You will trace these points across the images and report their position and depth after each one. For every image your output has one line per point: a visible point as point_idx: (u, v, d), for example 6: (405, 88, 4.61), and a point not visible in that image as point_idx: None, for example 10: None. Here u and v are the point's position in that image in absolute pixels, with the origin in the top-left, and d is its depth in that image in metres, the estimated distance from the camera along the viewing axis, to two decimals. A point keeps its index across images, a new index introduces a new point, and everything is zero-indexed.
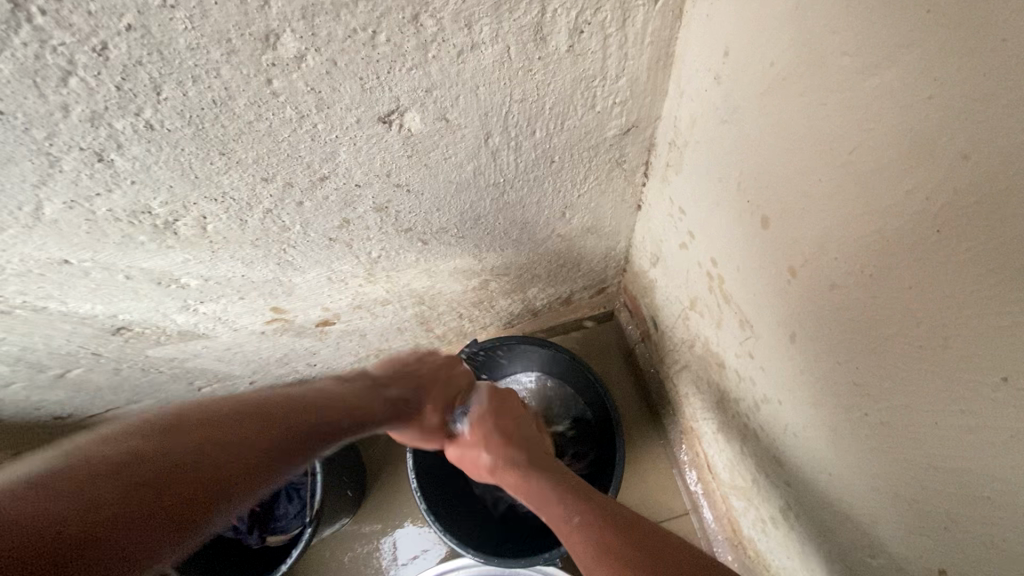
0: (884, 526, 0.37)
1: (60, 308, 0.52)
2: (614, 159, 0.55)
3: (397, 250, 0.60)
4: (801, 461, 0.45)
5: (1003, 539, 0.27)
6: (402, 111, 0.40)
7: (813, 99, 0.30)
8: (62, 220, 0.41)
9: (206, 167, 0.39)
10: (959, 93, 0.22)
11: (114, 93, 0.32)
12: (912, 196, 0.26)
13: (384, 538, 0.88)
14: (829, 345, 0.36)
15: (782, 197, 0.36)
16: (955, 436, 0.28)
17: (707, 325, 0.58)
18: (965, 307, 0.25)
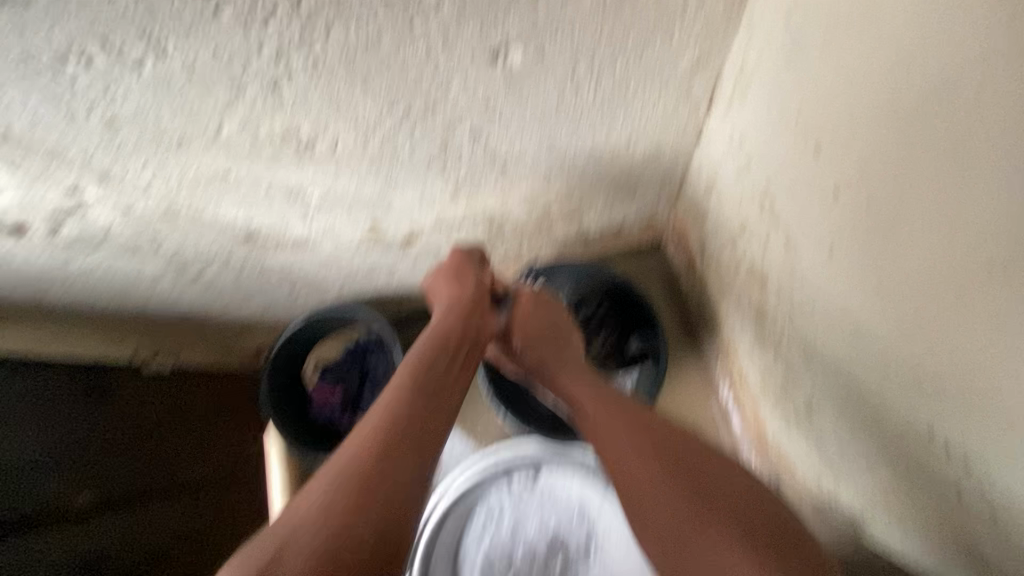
0: (893, 395, 0.46)
1: (212, 215, 0.64)
2: (681, 92, 0.61)
3: (480, 174, 0.69)
4: (827, 358, 0.54)
5: (992, 373, 0.36)
6: (508, 47, 0.47)
7: (895, 17, 0.37)
8: (233, 138, 0.50)
9: (349, 94, 0.48)
10: (1015, 1, 0.29)
11: (299, 30, 0.40)
12: (965, 95, 0.33)
13: None
14: (868, 244, 0.44)
15: (847, 112, 0.43)
16: (966, 299, 0.36)
17: (754, 247, 0.65)
18: (988, 185, 0.33)
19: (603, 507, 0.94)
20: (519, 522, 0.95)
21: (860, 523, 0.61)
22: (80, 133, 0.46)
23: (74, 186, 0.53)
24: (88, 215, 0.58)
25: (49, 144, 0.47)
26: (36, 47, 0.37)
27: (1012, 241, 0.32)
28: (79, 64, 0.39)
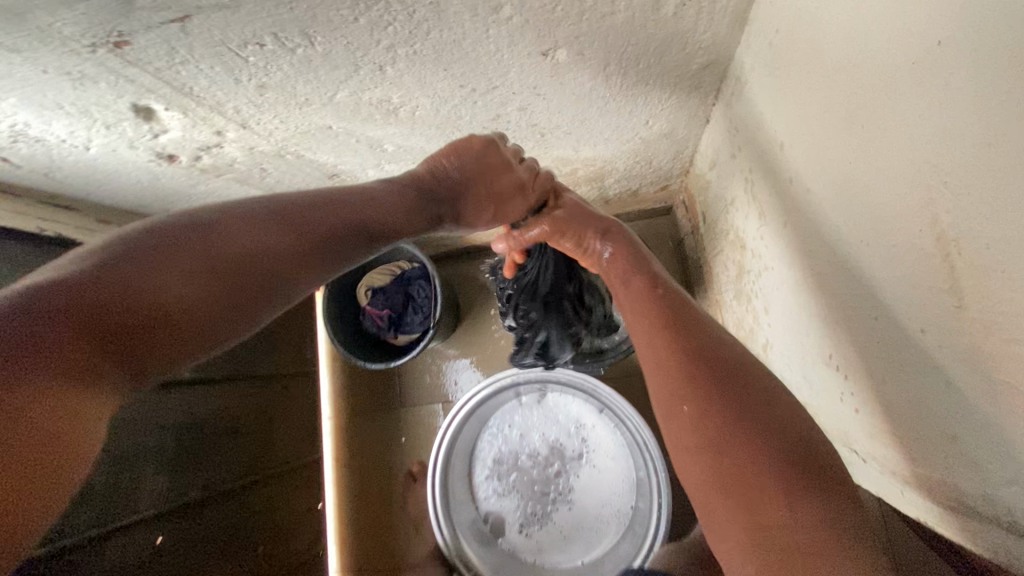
0: (809, 337, 0.63)
1: (310, 156, 0.81)
2: (693, 85, 0.75)
3: (523, 139, 0.84)
4: (779, 306, 0.71)
5: (846, 327, 0.53)
6: (556, 50, 0.62)
7: (813, 75, 0.51)
8: (343, 102, 0.67)
9: (433, 76, 0.64)
10: (858, 87, 0.44)
11: (407, 34, 0.56)
12: (837, 143, 0.49)
13: (458, 359, 1.35)
14: (800, 229, 0.60)
15: (792, 131, 0.58)
16: (837, 278, 0.53)
17: (740, 216, 0.81)
18: (845, 206, 0.49)
19: (596, 427, 1.13)
20: (526, 433, 1.16)
21: None
22: (237, 93, 0.63)
23: (220, 130, 0.70)
24: (223, 151, 0.75)
25: (214, 100, 0.64)
26: (231, 37, 0.54)
27: (851, 243, 0.49)
28: (253, 48, 0.56)
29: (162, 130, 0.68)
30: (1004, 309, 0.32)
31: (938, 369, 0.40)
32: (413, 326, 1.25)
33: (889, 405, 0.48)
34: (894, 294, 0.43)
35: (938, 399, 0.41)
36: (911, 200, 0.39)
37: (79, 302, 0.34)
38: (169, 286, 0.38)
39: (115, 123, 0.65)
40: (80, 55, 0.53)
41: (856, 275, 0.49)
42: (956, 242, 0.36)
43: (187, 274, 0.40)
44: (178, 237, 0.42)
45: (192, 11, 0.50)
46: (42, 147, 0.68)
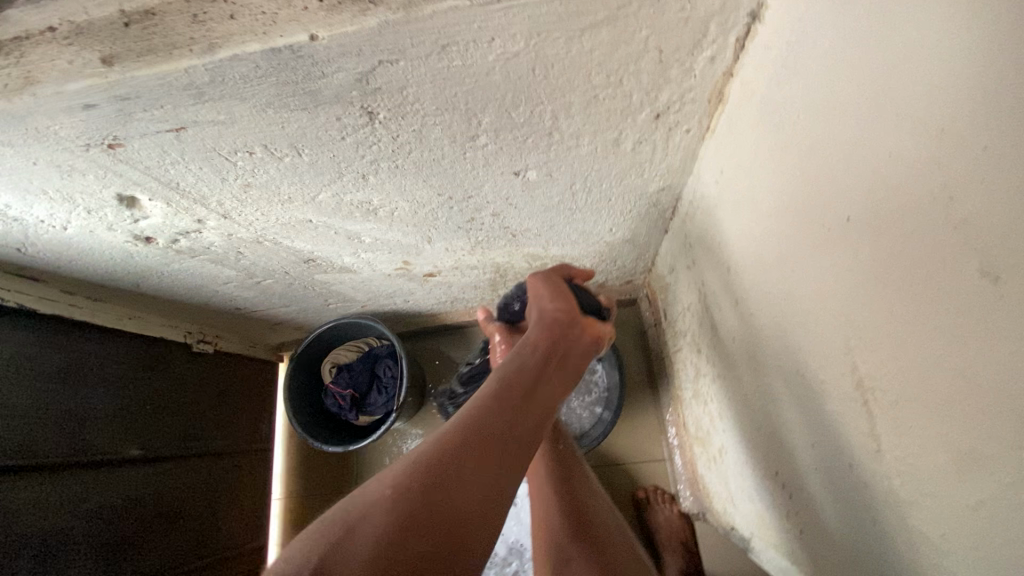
0: (758, 452, 0.65)
1: (287, 244, 0.83)
2: (652, 203, 0.82)
3: (495, 238, 0.89)
4: (731, 414, 0.74)
5: (788, 448, 0.56)
6: (527, 170, 0.68)
7: (750, 215, 0.58)
8: (325, 202, 0.71)
9: (412, 185, 0.69)
10: (785, 235, 0.50)
11: (390, 152, 0.61)
12: (772, 279, 0.54)
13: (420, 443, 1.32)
14: (746, 349, 0.64)
15: (736, 258, 0.63)
16: (780, 399, 0.56)
17: (696, 323, 0.85)
18: (782, 335, 0.53)
19: None
20: None
21: (746, 544, 0.80)
22: (223, 189, 0.66)
23: (202, 218, 0.72)
24: (201, 236, 0.77)
25: (199, 194, 0.66)
26: (222, 147, 0.57)
27: (789, 371, 0.53)
28: (243, 155, 0.59)
29: (143, 217, 0.70)
30: (913, 460, 0.36)
31: (863, 504, 0.43)
32: (375, 407, 1.21)
33: (826, 533, 0.50)
34: (825, 427, 0.47)
35: (865, 534, 0.43)
36: (834, 344, 0.44)
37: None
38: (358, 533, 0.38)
39: (98, 209, 0.67)
40: (73, 153, 0.56)
41: (795, 403, 0.53)
42: (872, 390, 0.39)
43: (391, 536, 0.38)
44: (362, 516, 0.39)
45: (188, 124, 0.53)
46: (18, 226, 0.69)
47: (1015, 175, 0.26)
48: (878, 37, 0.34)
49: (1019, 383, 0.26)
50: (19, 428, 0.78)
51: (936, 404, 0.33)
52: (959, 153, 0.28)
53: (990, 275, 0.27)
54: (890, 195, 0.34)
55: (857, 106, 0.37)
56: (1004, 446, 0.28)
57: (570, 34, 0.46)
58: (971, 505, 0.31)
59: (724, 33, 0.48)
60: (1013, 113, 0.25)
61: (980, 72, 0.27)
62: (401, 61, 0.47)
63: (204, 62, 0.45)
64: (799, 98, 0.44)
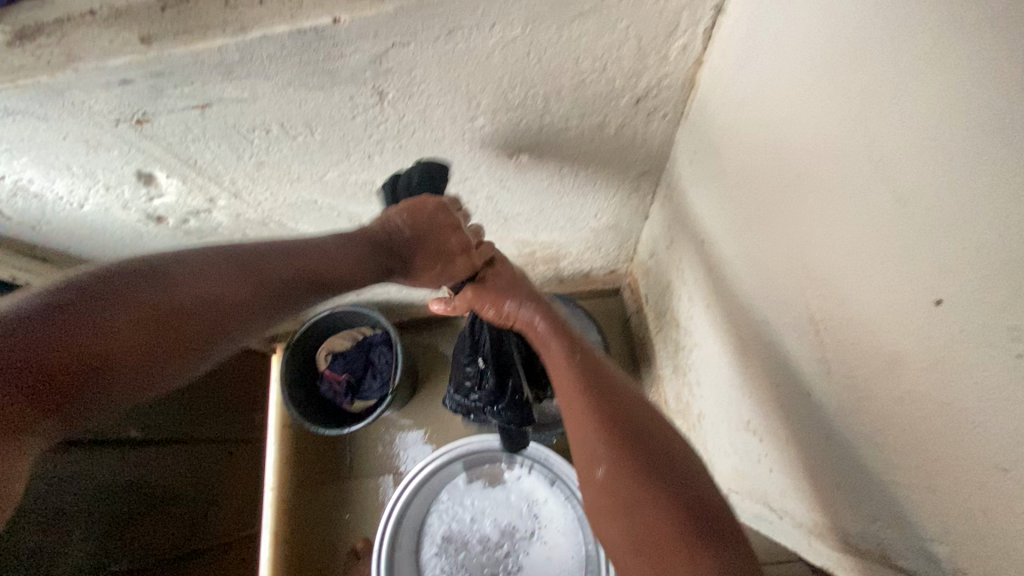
0: (733, 407, 0.72)
1: (292, 226, 0.88)
2: (634, 188, 0.89)
3: (488, 222, 0.95)
4: (708, 378, 0.81)
5: (757, 394, 0.62)
6: (520, 153, 0.75)
7: (718, 187, 0.65)
8: (332, 182, 0.76)
9: (414, 165, 0.74)
10: (747, 197, 0.57)
11: (395, 132, 0.67)
12: (739, 240, 0.61)
13: (412, 430, 1.36)
14: (720, 311, 0.71)
15: (708, 230, 0.70)
16: (748, 350, 0.63)
17: (675, 299, 0.92)
18: (748, 289, 0.60)
19: (547, 502, 1.15)
20: (476, 511, 1.17)
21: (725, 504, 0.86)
22: (237, 167, 0.70)
23: (213, 198, 0.77)
24: (211, 216, 0.82)
25: (215, 172, 0.71)
26: (242, 124, 0.62)
27: (755, 321, 0.60)
28: (260, 133, 0.64)
29: (158, 195, 0.74)
30: (857, 372, 0.42)
31: (819, 426, 0.49)
32: (370, 392, 1.26)
33: (791, 463, 0.56)
34: (787, 363, 0.54)
35: (823, 452, 0.49)
36: (790, 286, 0.50)
37: (38, 335, 0.40)
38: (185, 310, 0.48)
39: (116, 186, 0.71)
40: (101, 128, 0.60)
41: (763, 351, 0.59)
42: (821, 320, 0.46)
43: (167, 296, 0.47)
44: (163, 277, 0.48)
45: (214, 101, 0.58)
46: (37, 202, 0.72)
47: (916, 116, 0.33)
48: (816, 18, 0.41)
49: (924, 284, 0.34)
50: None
51: (870, 316, 0.39)
52: (878, 106, 0.36)
53: (901, 200, 0.35)
54: (829, 147, 0.41)
55: (802, 77, 0.44)
56: (919, 339, 0.35)
57: (562, 22, 0.53)
58: (899, 397, 0.38)
59: (693, 24, 0.56)
60: (915, 68, 0.32)
61: (890, 39, 0.34)
62: (412, 44, 0.53)
63: (235, 41, 0.51)
64: (757, 75, 0.51)
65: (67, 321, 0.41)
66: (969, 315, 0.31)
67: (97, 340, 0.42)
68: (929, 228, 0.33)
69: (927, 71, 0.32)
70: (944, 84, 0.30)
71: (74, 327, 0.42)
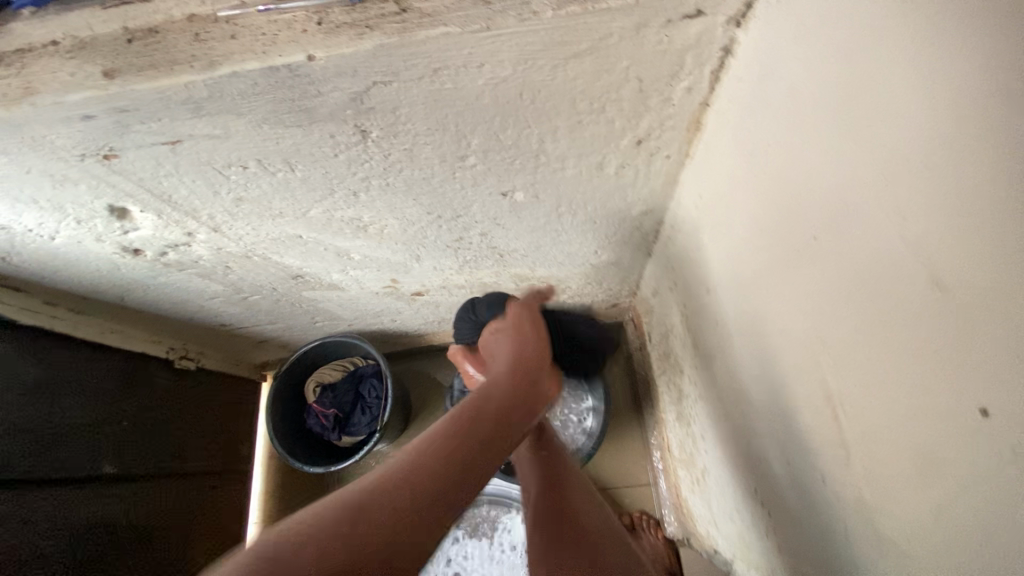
0: (739, 473, 0.66)
1: (276, 259, 0.84)
2: (635, 226, 0.84)
3: (483, 258, 0.91)
4: (713, 434, 0.75)
5: (765, 467, 0.57)
6: (514, 191, 0.71)
7: (726, 237, 0.60)
8: (315, 218, 0.72)
9: (401, 202, 0.70)
10: (756, 253, 0.52)
11: (381, 169, 0.63)
12: (746, 296, 0.56)
13: None
14: (726, 369, 0.66)
15: (714, 280, 0.65)
16: (757, 414, 0.58)
17: (678, 345, 0.87)
18: (757, 351, 0.55)
19: None
20: (464, 559, 1.11)
21: (729, 569, 0.80)
22: (214, 203, 0.67)
23: (191, 231, 0.73)
24: (190, 249, 0.78)
25: (191, 207, 0.67)
26: (216, 160, 0.59)
27: (763, 388, 0.55)
28: (236, 169, 0.61)
29: (133, 228, 0.71)
30: (880, 469, 0.37)
31: (836, 520, 0.43)
32: (358, 428, 1.20)
33: (803, 549, 0.50)
34: (798, 440, 0.48)
35: (839, 548, 0.44)
36: (803, 358, 0.45)
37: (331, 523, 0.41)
38: (410, 458, 0.48)
39: (88, 219, 0.67)
40: (67, 163, 0.57)
41: (771, 420, 0.54)
42: (840, 402, 0.41)
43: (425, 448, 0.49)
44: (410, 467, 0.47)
45: (184, 138, 0.55)
46: (6, 234, 0.69)
47: (954, 189, 0.28)
48: (837, 71, 0.37)
49: (965, 386, 0.28)
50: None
51: (896, 410, 0.34)
52: (908, 174, 0.31)
53: (939, 285, 0.30)
54: (852, 214, 0.36)
55: (820, 133, 0.39)
56: (958, 448, 0.30)
57: (557, 61, 0.49)
58: (933, 508, 0.32)
59: (700, 65, 0.52)
60: (956, 136, 0.28)
61: (926, 101, 0.30)
62: (394, 82, 0.50)
63: (203, 78, 0.47)
64: (768, 125, 0.47)
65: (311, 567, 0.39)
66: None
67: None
68: (973, 324, 0.28)
69: (972, 140, 0.27)
70: (995, 157, 0.26)
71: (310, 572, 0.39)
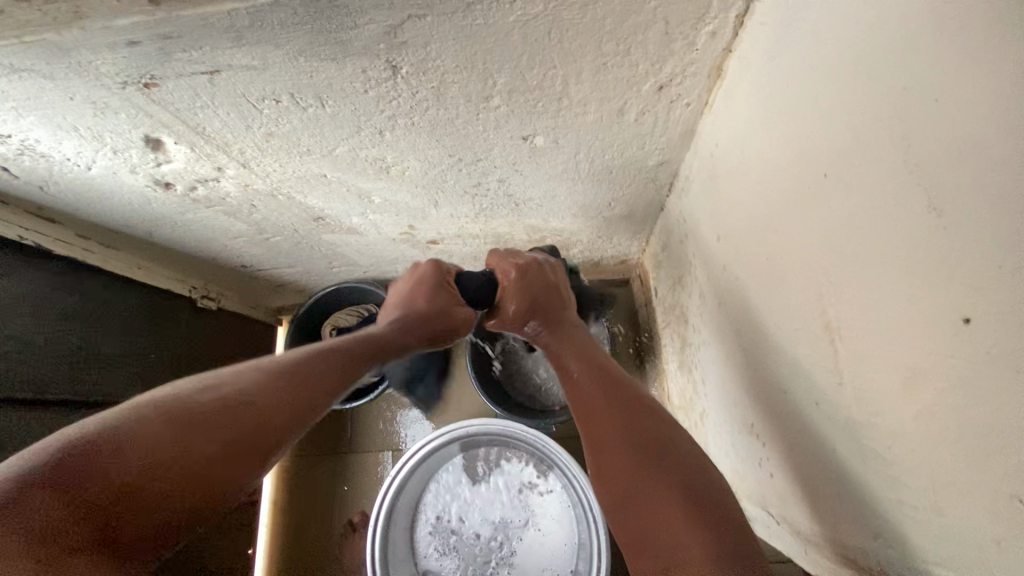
0: (738, 410, 0.71)
1: (300, 199, 0.87)
2: (649, 178, 0.87)
3: (499, 206, 0.93)
4: (715, 376, 0.79)
5: (764, 400, 0.61)
6: (535, 136, 0.73)
7: (738, 184, 0.62)
8: (342, 157, 0.75)
9: (425, 143, 0.72)
10: (766, 196, 0.55)
11: (408, 107, 0.65)
12: (754, 239, 0.59)
13: (410, 410, 1.36)
14: (731, 314, 0.69)
15: (724, 228, 0.68)
16: (758, 351, 0.61)
17: (686, 296, 0.91)
18: (761, 291, 0.58)
19: (541, 489, 1.15)
20: (470, 497, 1.17)
21: None
22: (246, 136, 0.69)
23: (221, 166, 0.75)
24: (219, 185, 0.81)
25: (223, 140, 0.70)
26: (251, 93, 0.61)
27: (766, 326, 0.58)
28: (270, 103, 0.63)
29: (167, 161, 0.73)
30: (869, 385, 0.41)
31: (827, 438, 0.48)
32: None
33: (794, 471, 0.55)
34: (796, 370, 0.52)
35: (827, 464, 0.48)
36: (804, 293, 0.49)
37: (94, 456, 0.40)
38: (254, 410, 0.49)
39: (124, 149, 0.70)
40: (110, 90, 0.59)
41: (771, 356, 0.58)
42: (836, 329, 0.44)
43: (214, 422, 0.46)
44: (194, 409, 0.46)
45: (223, 68, 0.57)
46: (45, 162, 0.72)
47: (956, 120, 0.31)
48: (854, 12, 0.39)
49: (953, 299, 0.32)
50: (41, 364, 0.83)
51: (886, 329, 0.38)
52: (917, 108, 0.33)
53: (936, 209, 0.32)
54: (859, 148, 0.39)
55: (836, 73, 0.41)
56: (941, 356, 0.33)
57: (586, 0, 0.51)
58: (914, 412, 0.36)
59: (725, 9, 0.53)
60: (967, 67, 0.30)
61: (940, 34, 0.31)
62: (428, 16, 0.51)
63: (247, 5, 0.49)
64: (786, 69, 0.49)
65: (202, 404, 0.47)
66: (1000, 339, 0.29)
67: (199, 441, 0.44)
68: (962, 241, 0.31)
69: (974, 72, 0.29)
70: (995, 86, 0.28)
71: (118, 450, 0.41)
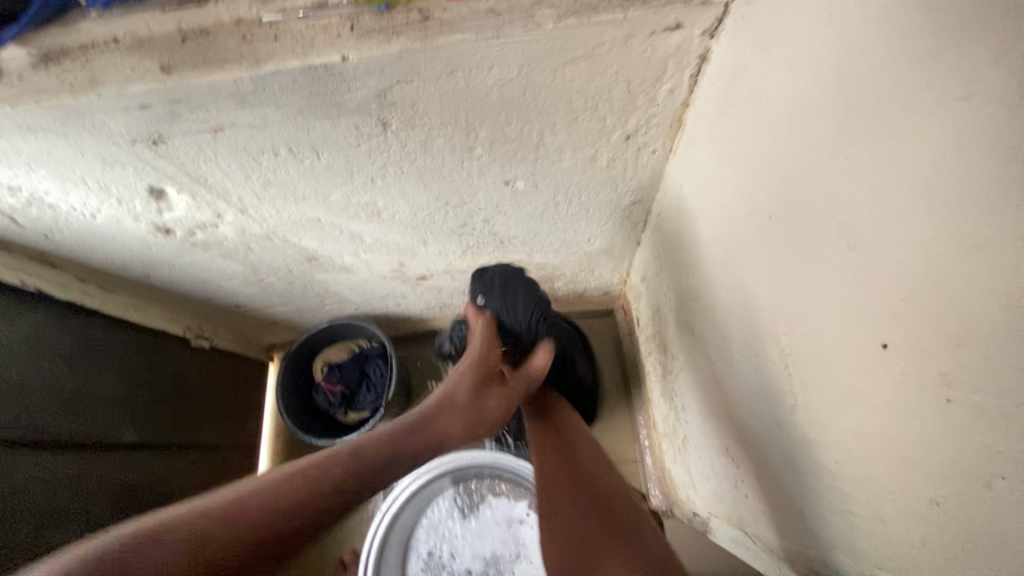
0: (714, 434, 0.75)
1: (294, 241, 0.91)
2: (625, 217, 0.92)
3: (485, 243, 0.98)
4: (693, 402, 0.83)
5: (734, 423, 0.65)
6: (515, 180, 0.78)
7: (702, 223, 0.68)
8: (335, 203, 0.80)
9: (413, 188, 0.78)
10: (725, 234, 0.60)
11: (397, 157, 0.70)
12: (718, 273, 0.64)
13: None
14: (702, 343, 0.74)
15: (693, 263, 0.73)
16: (726, 377, 0.66)
17: (664, 326, 0.95)
18: (727, 321, 0.63)
19: (530, 521, 1.16)
20: (458, 532, 1.18)
21: (705, 527, 0.88)
22: (245, 185, 0.74)
23: (220, 213, 0.80)
24: (217, 230, 0.85)
25: (223, 189, 0.74)
26: (252, 147, 0.66)
27: (731, 353, 0.63)
28: (268, 155, 0.68)
29: (168, 209, 0.78)
30: (817, 406, 0.45)
31: (787, 458, 0.52)
32: (363, 404, 1.29)
33: (762, 490, 0.59)
34: (759, 395, 0.56)
35: (788, 482, 0.52)
36: (760, 323, 0.54)
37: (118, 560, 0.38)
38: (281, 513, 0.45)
39: (128, 199, 0.74)
40: (120, 146, 0.64)
41: (739, 382, 0.62)
42: (787, 356, 0.49)
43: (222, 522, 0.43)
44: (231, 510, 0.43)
45: (226, 126, 0.62)
46: (51, 212, 0.76)
47: (864, 173, 0.36)
48: (785, 79, 0.45)
49: (874, 327, 0.36)
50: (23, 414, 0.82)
51: (827, 355, 0.42)
52: (836, 163, 0.39)
53: (854, 250, 0.38)
54: (795, 195, 0.45)
55: (774, 130, 0.47)
56: (868, 378, 0.38)
57: (555, 65, 0.57)
58: (852, 429, 0.40)
59: (680, 70, 0.59)
60: (869, 132, 0.35)
61: (852, 102, 0.37)
62: (415, 81, 0.57)
63: (250, 73, 0.54)
64: (735, 124, 0.55)
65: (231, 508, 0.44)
66: (911, 362, 0.33)
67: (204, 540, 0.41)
68: (875, 277, 0.36)
69: (875, 136, 0.35)
70: (890, 148, 0.34)
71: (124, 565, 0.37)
